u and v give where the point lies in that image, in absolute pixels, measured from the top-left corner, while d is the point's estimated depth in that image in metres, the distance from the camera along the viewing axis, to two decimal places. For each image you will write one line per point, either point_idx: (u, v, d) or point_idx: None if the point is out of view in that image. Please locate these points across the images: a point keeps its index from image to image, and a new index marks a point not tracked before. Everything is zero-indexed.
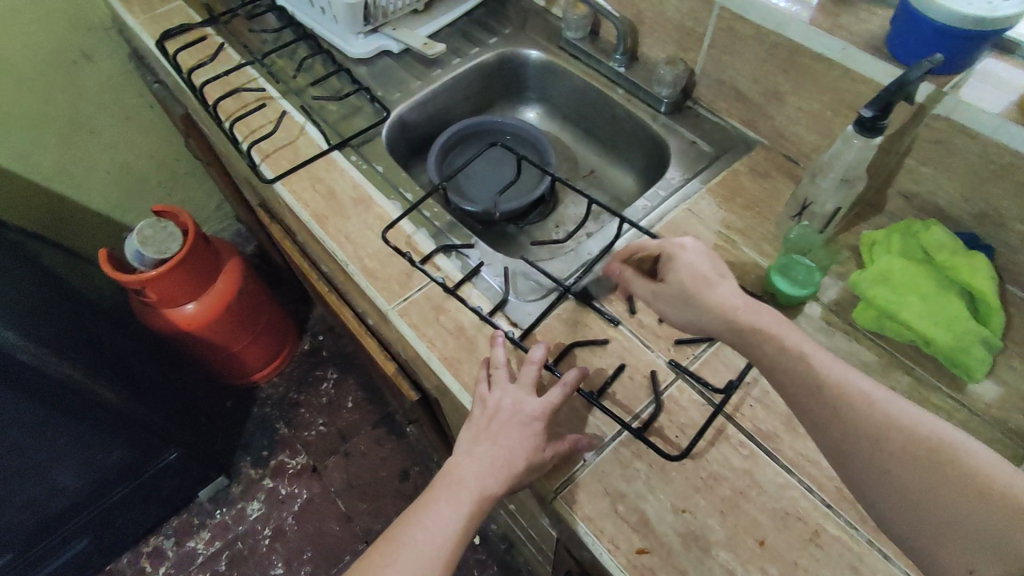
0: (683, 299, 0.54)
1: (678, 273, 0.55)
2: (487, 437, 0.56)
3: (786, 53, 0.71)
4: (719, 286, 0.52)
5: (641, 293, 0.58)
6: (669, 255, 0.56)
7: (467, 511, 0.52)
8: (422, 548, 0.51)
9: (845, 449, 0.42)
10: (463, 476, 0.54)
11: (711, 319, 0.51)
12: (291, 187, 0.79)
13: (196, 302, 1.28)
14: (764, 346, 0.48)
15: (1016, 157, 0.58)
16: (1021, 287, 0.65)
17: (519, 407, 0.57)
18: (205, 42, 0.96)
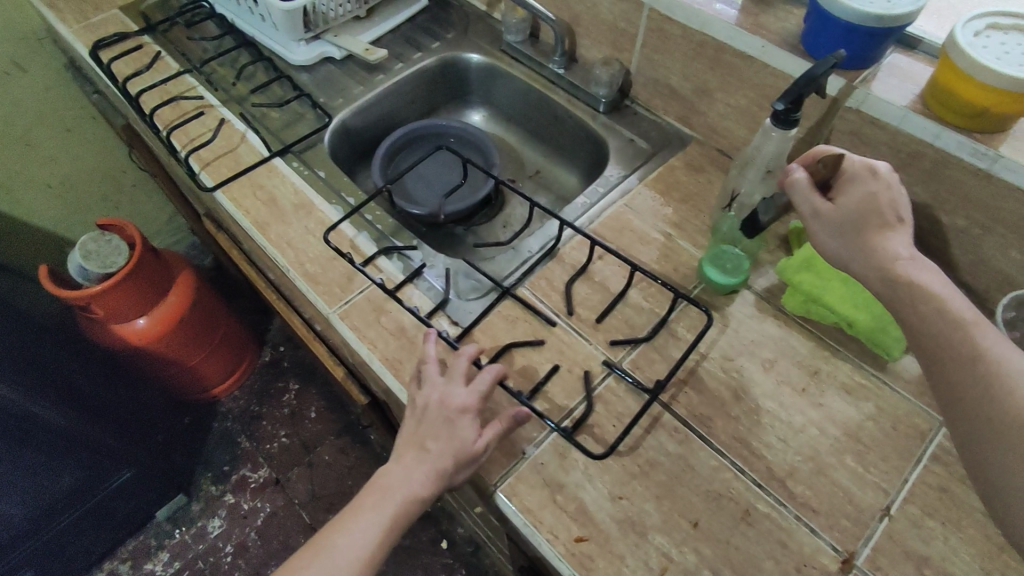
0: (847, 228, 0.53)
1: (852, 199, 0.53)
2: (416, 441, 0.57)
3: (711, 51, 0.74)
4: (893, 233, 0.52)
5: (805, 203, 0.55)
6: (851, 176, 0.54)
7: (393, 515, 0.55)
8: (347, 553, 0.54)
9: (961, 389, 0.44)
10: (391, 481, 0.56)
11: (871, 259, 0.51)
12: (231, 195, 0.79)
13: (147, 317, 1.25)
14: (899, 284, 0.49)
15: (922, 145, 0.62)
16: (937, 268, 0.68)
17: (447, 403, 0.57)
18: (143, 51, 0.95)
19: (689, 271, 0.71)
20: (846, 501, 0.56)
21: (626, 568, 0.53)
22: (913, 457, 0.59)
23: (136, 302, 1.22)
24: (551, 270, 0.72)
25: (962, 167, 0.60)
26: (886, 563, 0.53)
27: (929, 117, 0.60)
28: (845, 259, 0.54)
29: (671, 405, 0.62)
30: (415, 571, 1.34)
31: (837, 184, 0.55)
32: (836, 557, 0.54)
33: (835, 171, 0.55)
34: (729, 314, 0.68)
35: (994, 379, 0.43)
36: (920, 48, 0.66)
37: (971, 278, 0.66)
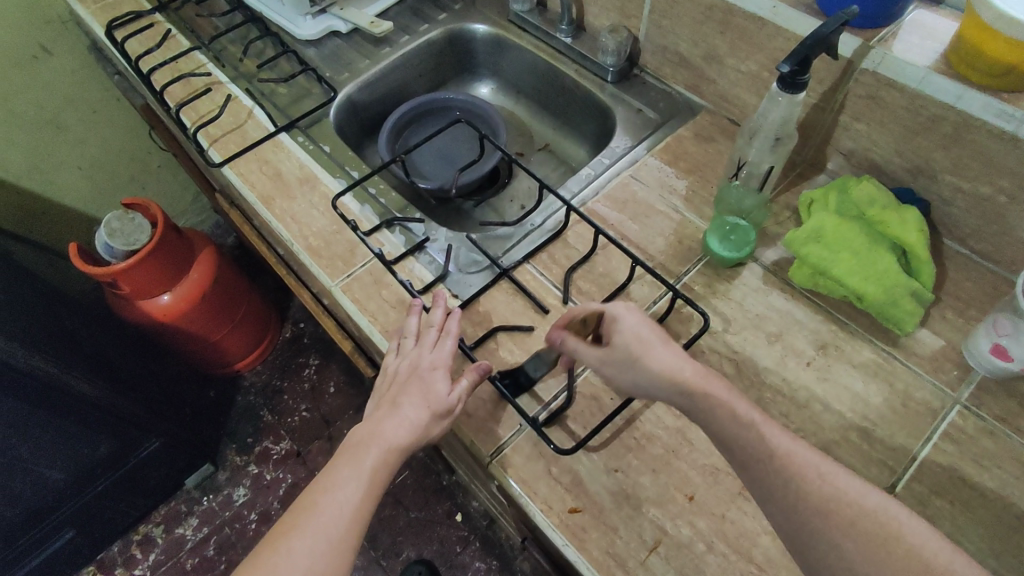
0: (630, 363, 0.50)
1: (622, 334, 0.52)
2: (389, 398, 0.57)
3: (721, 14, 0.71)
4: (667, 350, 0.50)
5: (586, 358, 0.54)
6: (610, 317, 0.54)
7: (372, 466, 0.52)
8: (330, 513, 0.49)
9: (794, 511, 0.42)
10: (365, 436, 0.54)
11: (659, 385, 0.49)
12: (238, 170, 0.80)
13: (171, 293, 1.29)
14: (718, 411, 0.46)
15: (942, 108, 0.58)
16: (957, 240, 0.65)
17: (419, 363, 0.59)
18: (154, 29, 0.96)
19: (694, 244, 0.70)
20: None
21: (620, 539, 0.53)
22: (923, 433, 0.56)
23: (159, 278, 1.25)
24: (552, 242, 0.71)
25: (985, 130, 0.56)
26: None
27: (951, 77, 0.57)
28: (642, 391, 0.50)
29: None
30: (430, 542, 1.36)
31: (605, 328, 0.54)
32: None
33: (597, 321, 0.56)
34: (734, 287, 0.66)
35: (825, 498, 0.41)
36: (944, 4, 0.63)
37: (993, 249, 0.63)
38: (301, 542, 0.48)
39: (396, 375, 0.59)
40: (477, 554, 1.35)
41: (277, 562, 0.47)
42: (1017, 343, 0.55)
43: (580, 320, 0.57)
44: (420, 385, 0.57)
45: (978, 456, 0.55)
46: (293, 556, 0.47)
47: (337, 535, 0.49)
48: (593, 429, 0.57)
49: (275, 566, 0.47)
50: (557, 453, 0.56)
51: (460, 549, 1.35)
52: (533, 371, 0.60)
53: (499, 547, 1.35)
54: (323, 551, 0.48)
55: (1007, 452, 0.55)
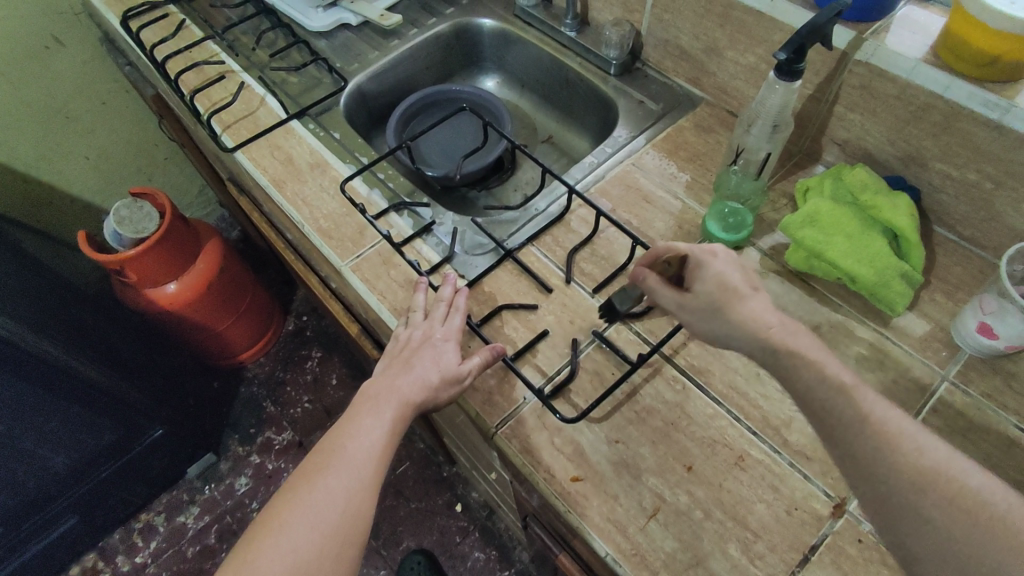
0: (712, 310, 0.50)
1: (706, 282, 0.51)
2: (401, 359, 0.60)
3: (721, 8, 0.73)
4: (756, 303, 0.49)
5: (665, 299, 0.53)
6: (696, 260, 0.53)
7: (392, 418, 0.55)
8: (357, 457, 0.52)
9: (875, 463, 0.41)
10: (382, 390, 0.57)
11: (746, 335, 0.48)
12: (251, 155, 0.82)
13: (177, 282, 1.31)
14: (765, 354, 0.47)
15: (931, 98, 0.61)
16: (946, 226, 0.68)
17: (432, 336, 0.61)
18: (169, 20, 0.98)
19: (694, 229, 0.72)
20: None
21: (620, 506, 0.55)
22: (914, 409, 0.58)
23: (168, 266, 1.27)
24: (556, 227, 0.73)
25: (973, 118, 0.59)
26: None
27: (940, 67, 0.59)
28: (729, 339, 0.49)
29: (672, 356, 0.63)
30: (429, 532, 1.38)
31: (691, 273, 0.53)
32: (829, 502, 0.54)
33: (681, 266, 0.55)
34: None
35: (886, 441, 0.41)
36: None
37: (983, 236, 0.65)
38: (333, 481, 0.51)
39: (409, 341, 0.61)
40: (476, 543, 1.37)
41: (314, 499, 0.50)
42: (1003, 322, 0.57)
43: (665, 260, 0.56)
44: (434, 351, 0.59)
45: (966, 429, 0.57)
46: (328, 494, 0.50)
47: (366, 478, 0.52)
48: (596, 400, 0.59)
49: (311, 501, 0.50)
50: (562, 422, 0.58)
51: (460, 539, 1.37)
52: (618, 305, 0.58)
53: (499, 538, 1.37)
54: (353, 492, 0.51)
55: (994, 427, 0.57)
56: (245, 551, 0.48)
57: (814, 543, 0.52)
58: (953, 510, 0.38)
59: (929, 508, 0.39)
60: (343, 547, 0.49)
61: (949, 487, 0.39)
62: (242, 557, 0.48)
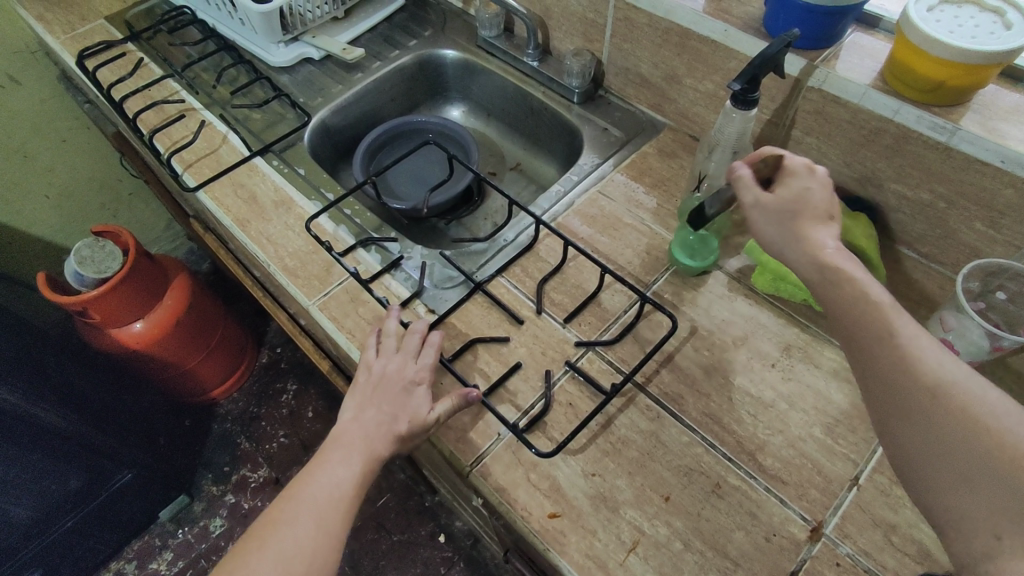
0: (786, 215, 0.49)
1: (791, 193, 0.50)
2: (372, 401, 0.59)
3: (677, 37, 0.75)
4: (825, 226, 0.48)
5: (748, 194, 0.52)
6: (792, 171, 0.52)
7: (361, 466, 0.55)
8: (325, 505, 0.53)
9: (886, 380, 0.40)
10: (351, 435, 0.57)
11: (804, 252, 0.47)
12: (213, 194, 0.81)
13: (143, 320, 1.29)
14: (824, 277, 0.45)
15: (882, 122, 0.63)
16: (905, 244, 0.70)
17: (404, 375, 0.60)
18: (126, 58, 0.97)
19: (661, 254, 0.73)
20: (815, 472, 0.57)
21: (599, 541, 0.54)
22: None
23: (129, 306, 1.25)
24: (525, 258, 0.74)
25: (923, 141, 0.61)
26: (853, 530, 0.54)
27: (888, 92, 0.61)
28: (783, 250, 0.49)
29: (645, 385, 0.63)
30: (413, 564, 1.35)
31: (778, 180, 0.53)
32: (806, 526, 0.54)
33: (776, 170, 0.53)
34: (700, 294, 0.69)
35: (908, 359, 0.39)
36: (880, 26, 0.67)
37: (940, 252, 0.67)
38: (299, 528, 0.51)
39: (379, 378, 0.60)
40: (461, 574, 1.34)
41: (279, 547, 0.50)
42: (960, 337, 0.58)
43: (761, 162, 0.54)
44: (404, 394, 0.59)
45: None
46: (294, 543, 0.51)
47: (333, 528, 0.52)
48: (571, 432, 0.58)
49: (277, 551, 0.50)
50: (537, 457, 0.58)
51: (444, 570, 1.34)
52: (709, 210, 0.60)
53: (484, 566, 1.35)
54: (321, 542, 0.51)
55: None
56: None
57: (792, 569, 0.52)
58: (935, 402, 0.38)
59: (916, 396, 0.38)
60: None
61: (941, 384, 0.38)
62: None
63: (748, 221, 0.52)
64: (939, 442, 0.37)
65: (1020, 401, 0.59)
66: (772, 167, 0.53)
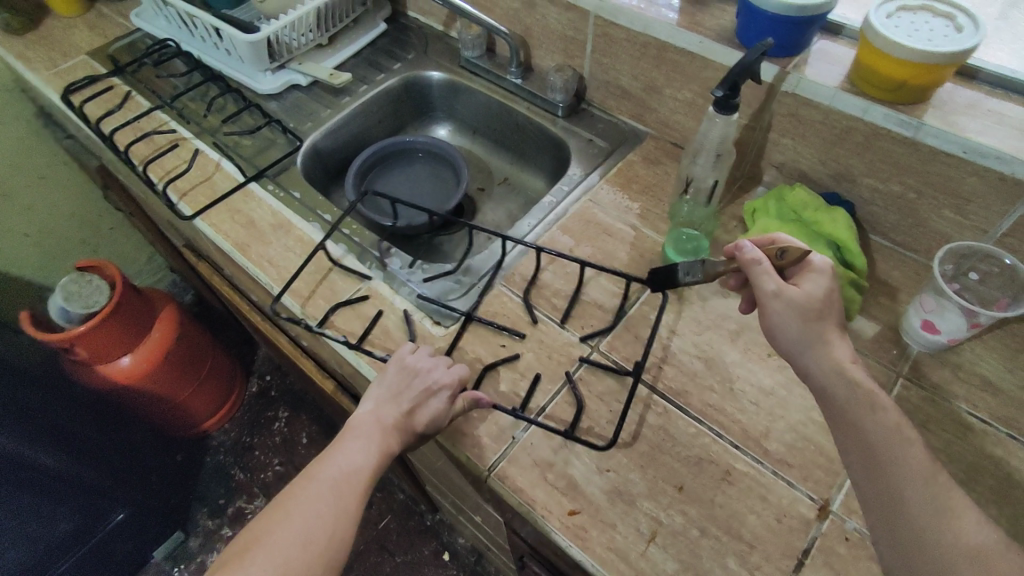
0: (808, 312, 0.52)
1: (814, 291, 0.53)
2: (393, 393, 0.61)
3: (655, 50, 0.79)
4: (838, 336, 0.52)
5: (771, 281, 0.54)
6: (815, 271, 0.55)
7: (378, 454, 0.57)
8: (342, 486, 0.55)
9: (885, 464, 0.45)
10: (370, 424, 0.59)
11: (824, 358, 0.51)
12: (210, 221, 0.81)
13: (131, 355, 1.27)
14: (835, 379, 0.50)
15: (853, 121, 0.67)
16: (882, 235, 0.74)
17: (430, 378, 0.61)
18: (112, 92, 0.98)
19: (654, 256, 0.76)
20: (817, 453, 0.60)
21: (618, 534, 0.56)
22: None
23: (119, 339, 1.23)
24: (524, 266, 0.76)
25: (891, 137, 0.65)
26: (858, 506, 0.56)
27: (856, 94, 0.66)
28: (800, 352, 0.52)
29: (650, 381, 0.65)
30: None
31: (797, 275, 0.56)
32: (813, 505, 0.57)
33: (791, 263, 0.56)
34: (694, 292, 0.72)
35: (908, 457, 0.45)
36: (843, 32, 0.72)
37: (914, 241, 0.72)
38: (315, 505, 0.53)
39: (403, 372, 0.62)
40: None
41: (295, 518, 0.52)
42: (942, 318, 0.62)
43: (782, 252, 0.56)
44: (426, 390, 0.60)
45: (925, 421, 0.61)
46: (310, 515, 0.52)
47: (346, 509, 0.54)
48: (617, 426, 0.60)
49: (293, 522, 0.52)
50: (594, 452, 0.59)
51: None
52: (687, 275, 0.60)
53: None
54: (335, 520, 0.53)
55: (949, 414, 0.61)
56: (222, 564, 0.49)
57: (805, 547, 0.54)
58: (921, 495, 0.43)
59: (904, 486, 0.44)
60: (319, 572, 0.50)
61: (923, 480, 0.44)
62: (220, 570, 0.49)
63: (766, 310, 0.54)
64: (918, 528, 0.42)
65: (999, 374, 0.63)
66: (791, 260, 0.56)
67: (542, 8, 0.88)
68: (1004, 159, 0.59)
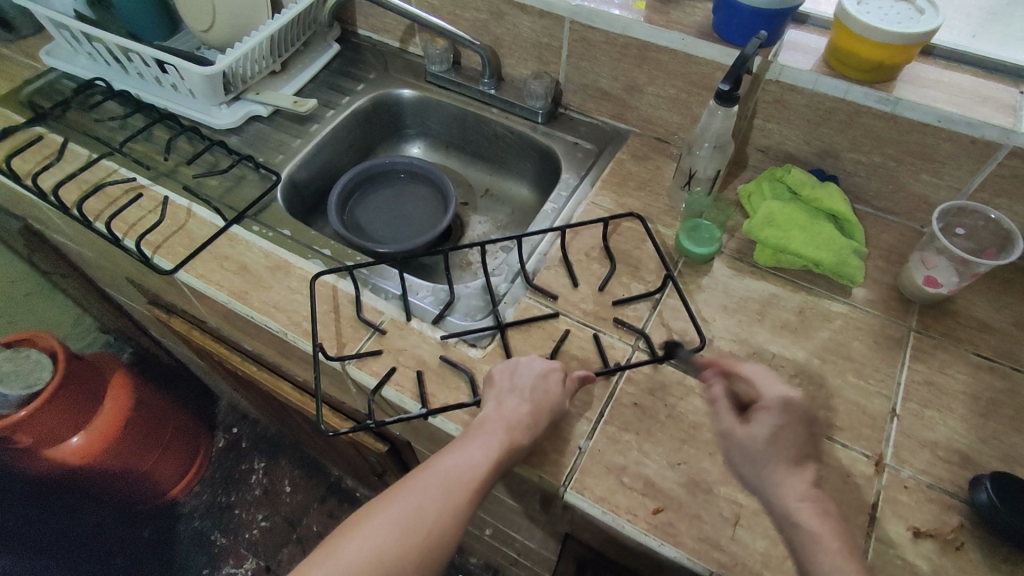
0: (755, 452, 0.56)
1: (760, 427, 0.56)
2: (510, 392, 0.60)
3: (636, 50, 0.81)
4: (793, 475, 0.54)
5: (721, 421, 0.59)
6: (763, 404, 0.58)
7: (496, 451, 0.55)
8: (454, 479, 0.54)
9: None
10: (492, 420, 0.58)
11: (773, 492, 0.54)
12: (197, 272, 0.75)
13: (82, 434, 1.15)
14: (785, 515, 0.53)
15: (835, 102, 0.72)
16: (864, 202, 0.80)
17: (535, 363, 0.62)
18: (43, 142, 0.87)
19: (668, 248, 0.77)
20: (861, 412, 0.64)
21: (706, 523, 0.57)
22: (899, 360, 0.68)
23: (70, 417, 1.13)
24: (546, 275, 0.75)
25: (872, 113, 0.71)
26: (908, 455, 0.61)
27: (836, 77, 0.71)
28: (757, 485, 0.55)
29: (696, 370, 0.67)
30: None
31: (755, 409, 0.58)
32: (870, 461, 0.61)
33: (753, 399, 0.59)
34: (713, 278, 0.75)
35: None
36: (809, 21, 0.78)
37: (894, 205, 0.78)
38: (427, 493, 0.52)
39: (515, 366, 0.62)
40: None
41: (405, 503, 0.52)
42: (942, 272, 0.69)
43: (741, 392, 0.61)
44: (540, 379, 0.61)
45: (942, 367, 0.67)
46: (418, 502, 0.52)
47: (456, 502, 0.53)
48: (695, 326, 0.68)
49: (402, 506, 0.51)
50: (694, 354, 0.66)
51: None
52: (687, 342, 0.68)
53: None
54: (443, 513, 0.52)
55: (959, 358, 0.68)
56: (334, 537, 0.50)
57: (874, 501, 0.58)
58: None
59: None
60: (420, 558, 0.50)
61: None
62: (328, 544, 0.50)
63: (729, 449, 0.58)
64: None
65: (989, 315, 0.71)
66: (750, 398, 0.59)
67: (513, 16, 0.87)
68: (974, 124, 0.66)
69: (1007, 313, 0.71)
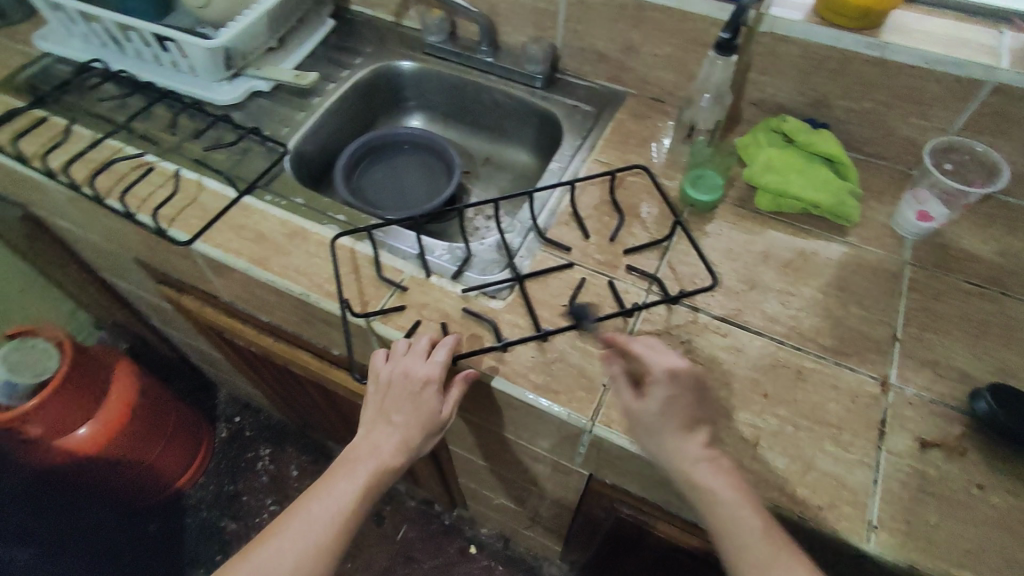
0: (655, 421, 0.58)
1: (657, 398, 0.58)
2: (383, 414, 0.67)
3: (633, 10, 0.84)
4: (691, 440, 0.57)
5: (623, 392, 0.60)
6: (652, 377, 0.58)
7: (364, 480, 0.65)
8: (321, 514, 0.63)
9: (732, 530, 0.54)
10: (362, 451, 0.66)
11: (676, 453, 0.57)
12: (214, 242, 0.75)
13: (88, 426, 1.14)
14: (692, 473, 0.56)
15: (827, 50, 0.76)
16: (854, 149, 0.84)
17: (412, 376, 0.63)
18: (44, 124, 0.87)
19: (673, 199, 0.80)
20: (864, 339, 0.68)
21: (729, 446, 0.60)
22: (897, 290, 0.72)
23: (79, 407, 1.12)
24: (557, 230, 0.78)
25: (862, 59, 0.74)
26: (911, 374, 0.65)
27: (827, 25, 0.74)
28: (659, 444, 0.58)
29: (709, 309, 0.70)
30: None
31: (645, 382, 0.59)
32: (877, 382, 0.64)
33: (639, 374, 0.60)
34: (718, 225, 0.78)
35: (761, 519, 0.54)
36: None
37: (882, 149, 0.82)
38: (298, 531, 0.61)
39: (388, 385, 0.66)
40: None
41: (277, 544, 0.61)
42: (934, 207, 0.72)
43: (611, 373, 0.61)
44: (413, 396, 0.64)
45: (936, 295, 0.71)
46: (290, 541, 0.61)
47: (324, 535, 0.62)
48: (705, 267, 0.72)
49: (274, 548, 0.60)
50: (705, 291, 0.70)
51: None
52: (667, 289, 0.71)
53: (523, 561, 1.35)
54: (311, 547, 0.61)
55: (951, 285, 0.72)
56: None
57: (881, 417, 0.62)
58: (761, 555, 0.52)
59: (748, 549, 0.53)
60: None
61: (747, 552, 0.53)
62: None
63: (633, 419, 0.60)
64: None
65: (976, 246, 0.75)
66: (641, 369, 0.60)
67: None
68: (959, 64, 0.70)
69: (992, 243, 0.75)
